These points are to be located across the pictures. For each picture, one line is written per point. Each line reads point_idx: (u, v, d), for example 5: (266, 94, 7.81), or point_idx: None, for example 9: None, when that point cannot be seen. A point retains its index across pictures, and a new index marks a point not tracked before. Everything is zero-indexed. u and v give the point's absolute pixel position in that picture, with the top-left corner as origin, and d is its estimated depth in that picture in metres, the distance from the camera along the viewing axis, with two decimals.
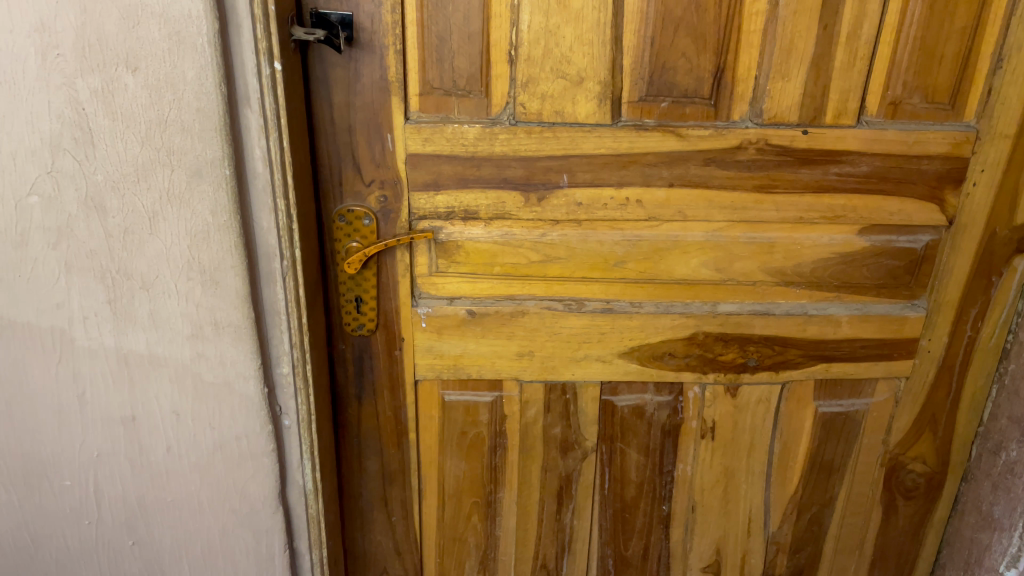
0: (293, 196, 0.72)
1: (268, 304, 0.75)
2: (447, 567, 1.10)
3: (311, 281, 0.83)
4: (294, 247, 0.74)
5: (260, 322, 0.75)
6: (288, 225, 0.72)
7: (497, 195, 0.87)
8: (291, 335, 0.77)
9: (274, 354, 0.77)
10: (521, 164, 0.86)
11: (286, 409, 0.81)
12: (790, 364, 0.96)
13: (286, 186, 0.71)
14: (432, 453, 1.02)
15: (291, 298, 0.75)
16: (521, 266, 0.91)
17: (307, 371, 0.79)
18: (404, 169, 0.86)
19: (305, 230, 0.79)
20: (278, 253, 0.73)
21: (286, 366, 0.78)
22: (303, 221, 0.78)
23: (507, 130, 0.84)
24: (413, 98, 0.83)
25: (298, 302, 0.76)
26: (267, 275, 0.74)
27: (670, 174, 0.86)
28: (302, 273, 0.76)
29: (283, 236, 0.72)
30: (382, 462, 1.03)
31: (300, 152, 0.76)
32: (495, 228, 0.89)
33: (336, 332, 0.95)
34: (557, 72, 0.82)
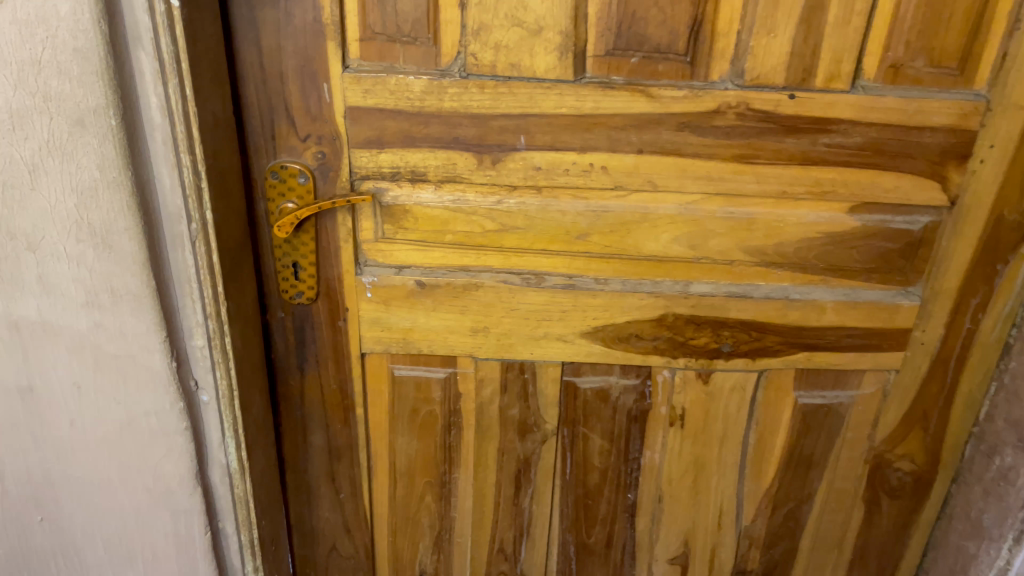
0: (199, 151, 0.65)
1: (177, 271, 0.69)
2: (399, 546, 1.04)
3: (237, 245, 0.76)
4: (202, 208, 0.67)
5: (168, 290, 0.69)
6: (196, 183, 0.65)
7: (447, 156, 0.79)
8: (205, 305, 0.71)
9: (186, 326, 0.71)
10: (474, 123, 0.77)
11: (203, 384, 0.74)
12: (769, 352, 0.88)
13: (191, 141, 0.64)
14: (382, 429, 0.96)
15: (202, 265, 0.69)
16: (474, 236, 0.84)
17: (225, 343, 0.73)
18: (344, 123, 0.78)
19: (227, 191, 0.72)
20: (186, 215, 0.66)
21: (201, 337, 0.72)
22: (223, 182, 0.71)
23: (456, 84, 0.75)
24: (353, 44, 0.75)
25: (210, 269, 0.69)
26: (174, 238, 0.67)
27: (638, 139, 0.77)
28: (216, 237, 0.69)
29: (191, 196, 0.66)
30: (328, 437, 0.97)
31: (217, 104, 0.68)
32: (446, 192, 0.82)
33: (272, 298, 0.88)
34: (512, 19, 0.73)
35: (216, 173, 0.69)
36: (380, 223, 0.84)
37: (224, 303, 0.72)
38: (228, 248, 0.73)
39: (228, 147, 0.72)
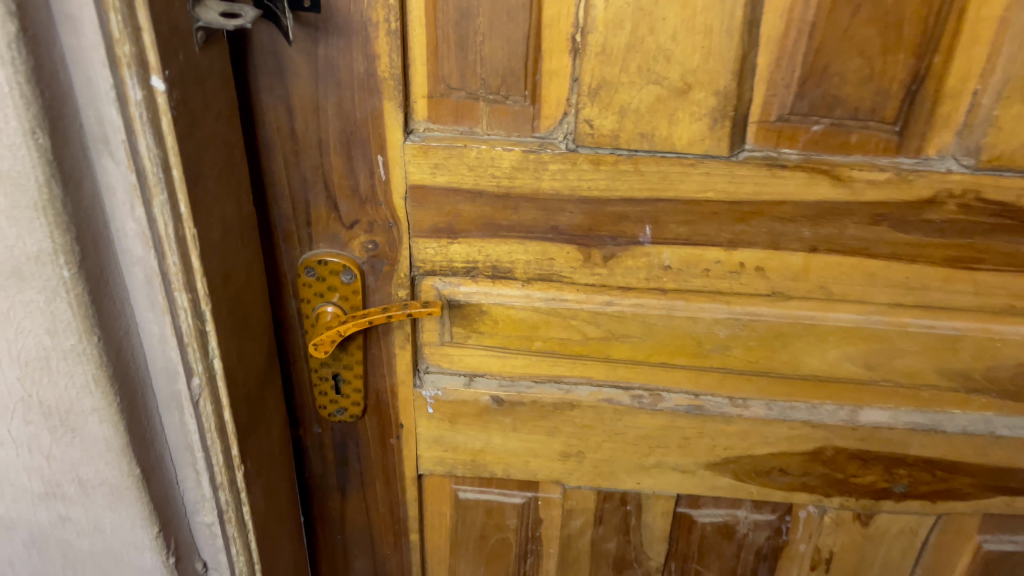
0: (202, 284, 0.45)
1: (175, 437, 0.50)
2: None
3: (263, 374, 0.56)
4: (210, 357, 0.47)
5: (163, 460, 0.50)
6: (200, 327, 0.46)
7: (541, 248, 0.58)
8: (216, 473, 0.52)
9: (189, 501, 0.53)
10: (582, 208, 0.56)
11: (213, 558, 0.56)
12: (956, 495, 0.66)
13: (190, 273, 0.44)
14: (441, 555, 0.77)
15: (211, 426, 0.50)
16: (571, 344, 0.63)
17: (241, 510, 0.55)
18: (403, 206, 0.56)
19: (246, 314, 0.52)
20: (186, 369, 0.47)
21: (211, 510, 0.53)
22: (240, 305, 0.51)
23: (560, 158, 0.54)
24: (419, 101, 0.53)
25: (220, 429, 0.50)
26: (170, 399, 0.48)
27: (812, 234, 0.55)
28: (228, 388, 0.50)
29: (192, 345, 0.46)
30: (375, 561, 0.78)
31: (230, 204, 0.48)
32: (535, 290, 0.60)
33: (304, 411, 0.68)
34: (647, 74, 0.50)
35: (229, 300, 0.49)
36: (447, 325, 0.63)
37: (241, 463, 0.53)
38: (248, 388, 0.53)
39: (247, 252, 0.51)
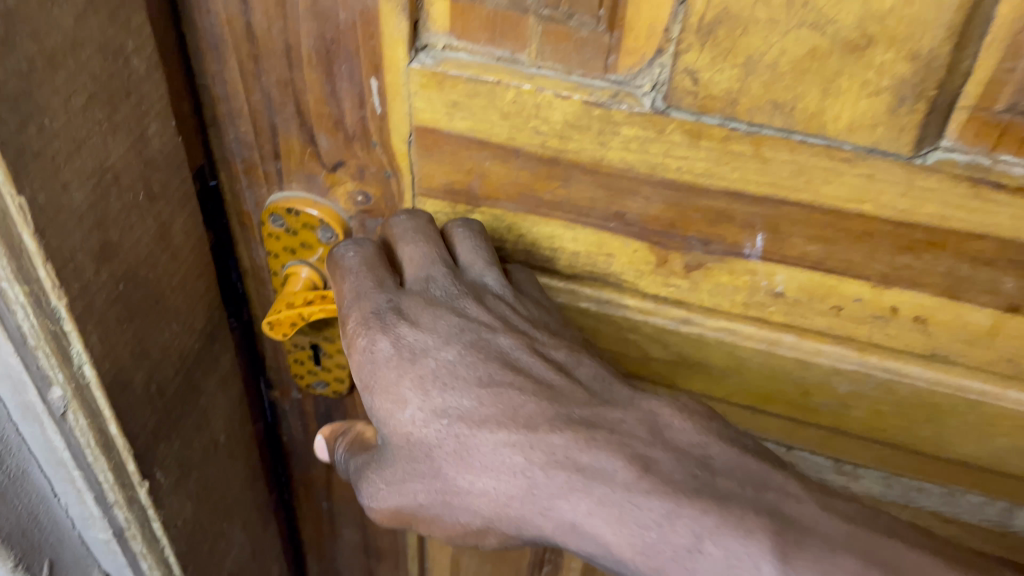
0: (45, 270, 0.29)
1: (39, 452, 0.35)
2: None
3: (194, 360, 0.42)
4: (76, 364, 0.33)
5: (26, 474, 0.35)
6: (51, 327, 0.31)
7: (596, 240, 0.40)
8: (105, 493, 0.38)
9: (73, 519, 0.39)
10: (663, 196, 0.37)
11: None
12: None
13: (22, 257, 0.28)
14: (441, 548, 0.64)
15: (89, 443, 0.35)
16: (627, 361, 0.46)
17: (151, 527, 0.41)
18: (406, 152, 0.39)
19: (156, 293, 0.37)
20: (40, 378, 0.32)
21: (106, 530, 0.39)
22: (141, 286, 0.36)
23: (640, 121, 0.35)
24: (438, 3, 0.34)
25: (103, 444, 0.36)
26: (22, 412, 0.33)
27: (1016, 288, 0.35)
28: (114, 398, 0.35)
29: (42, 348, 0.31)
30: (366, 535, 0.66)
31: (118, 143, 0.32)
32: (581, 287, 0.43)
33: (279, 374, 0.54)
34: (802, 10, 0.30)
35: (115, 284, 0.34)
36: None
37: (145, 478, 0.39)
38: (162, 388, 0.39)
39: (160, 209, 0.36)
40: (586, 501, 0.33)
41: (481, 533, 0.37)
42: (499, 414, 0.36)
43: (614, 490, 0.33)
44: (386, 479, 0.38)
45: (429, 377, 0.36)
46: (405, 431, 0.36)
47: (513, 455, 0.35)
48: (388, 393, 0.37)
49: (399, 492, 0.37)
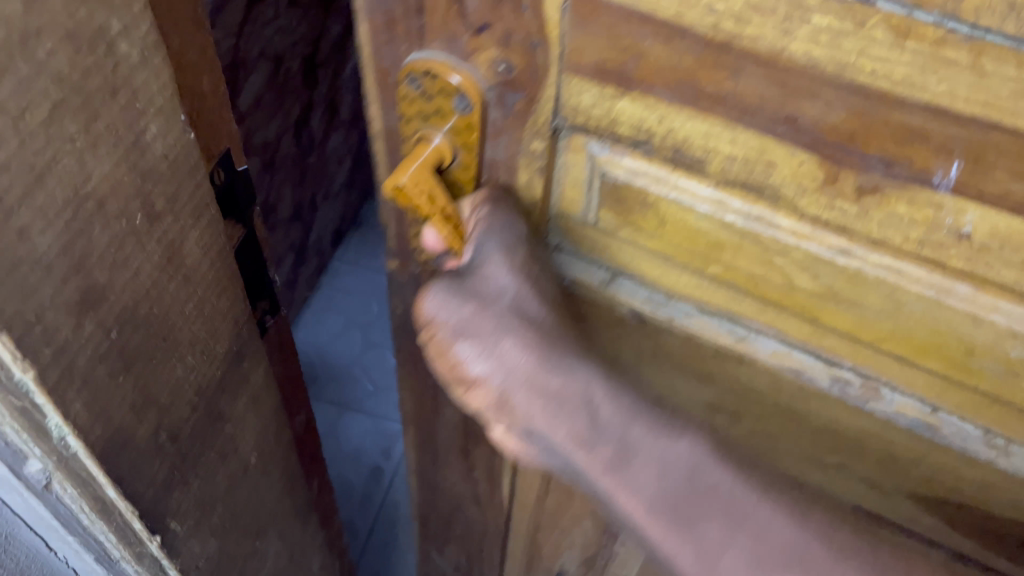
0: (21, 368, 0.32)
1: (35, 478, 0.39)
2: (540, 548, 0.74)
3: (213, 386, 0.46)
4: (57, 434, 0.35)
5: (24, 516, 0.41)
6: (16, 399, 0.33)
7: (758, 147, 0.35)
8: (101, 531, 0.42)
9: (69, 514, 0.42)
10: (847, 103, 0.32)
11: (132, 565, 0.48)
12: None
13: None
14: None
15: (84, 506, 0.40)
16: (767, 287, 0.42)
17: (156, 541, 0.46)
18: (558, 22, 0.35)
19: (165, 325, 0.39)
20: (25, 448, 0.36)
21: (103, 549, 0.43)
22: (140, 325, 0.37)
23: (835, 9, 0.29)
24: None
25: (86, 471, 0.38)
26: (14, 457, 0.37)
27: None
28: (107, 461, 0.38)
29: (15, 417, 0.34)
30: (466, 420, 0.64)
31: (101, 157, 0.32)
32: (730, 199, 0.38)
33: (400, 246, 0.52)
34: None
35: (104, 334, 0.35)
36: (590, 197, 0.43)
37: (155, 530, 0.45)
38: (173, 432, 0.43)
39: (167, 279, 0.38)
40: (604, 394, 0.43)
41: (482, 368, 0.44)
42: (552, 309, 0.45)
43: (630, 397, 0.44)
44: (452, 292, 0.44)
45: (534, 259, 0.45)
46: (497, 281, 0.44)
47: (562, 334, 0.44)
48: (504, 244, 0.43)
49: (458, 300, 0.44)
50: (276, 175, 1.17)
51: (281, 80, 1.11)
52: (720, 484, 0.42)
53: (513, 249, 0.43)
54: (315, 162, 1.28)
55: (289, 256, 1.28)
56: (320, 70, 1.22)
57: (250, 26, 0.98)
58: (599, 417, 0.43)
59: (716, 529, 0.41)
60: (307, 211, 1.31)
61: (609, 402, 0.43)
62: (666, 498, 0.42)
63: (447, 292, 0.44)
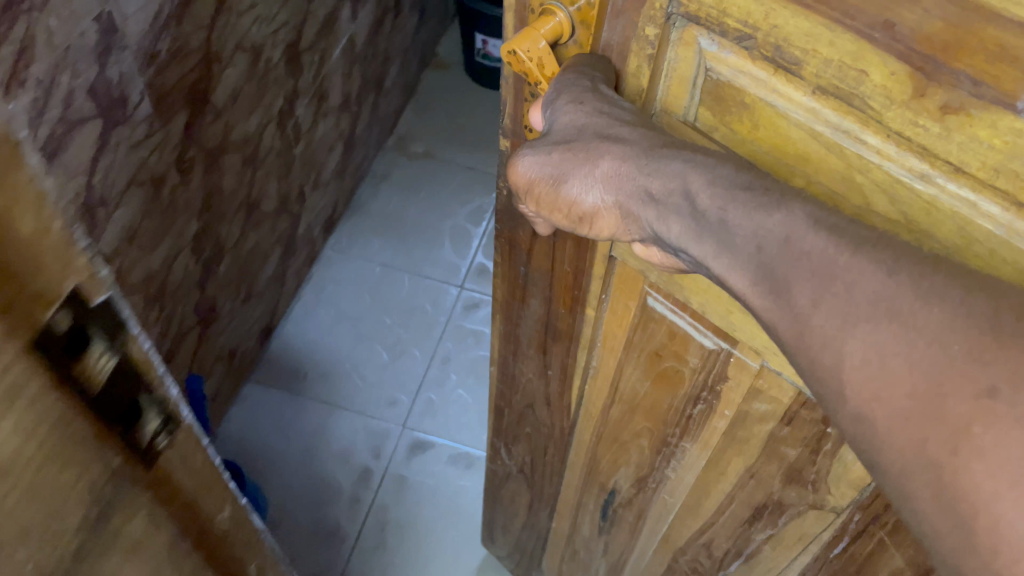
0: None
1: None
2: (599, 462, 0.76)
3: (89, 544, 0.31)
4: None
5: None
6: None
7: (851, 52, 0.36)
8: None
9: None
10: (946, 11, 0.32)
11: None
12: None
13: None
14: (608, 357, 0.64)
15: None
16: (846, 206, 0.42)
17: None
18: None
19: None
20: None
21: None
22: None
23: None
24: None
25: None
26: None
27: None
28: None
29: None
30: (547, 313, 0.66)
31: None
32: (821, 107, 0.39)
33: (513, 125, 0.55)
34: None
35: None
36: (696, 90, 0.44)
37: None
38: None
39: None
40: (696, 177, 0.39)
41: (598, 194, 0.44)
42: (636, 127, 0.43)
43: (727, 171, 0.39)
44: (540, 151, 0.45)
45: (604, 94, 0.44)
46: (577, 120, 0.44)
47: (646, 141, 0.42)
48: (573, 97, 0.44)
49: (541, 157, 0.45)
50: (258, 168, 1.23)
51: (262, 70, 1.15)
52: (815, 248, 0.35)
53: (583, 97, 0.44)
54: (300, 151, 1.35)
55: (276, 249, 1.36)
56: (306, 53, 1.28)
57: (220, 21, 1.00)
58: (695, 207, 0.39)
59: (808, 290, 0.35)
60: (293, 201, 1.38)
61: (702, 184, 0.39)
62: (766, 266, 0.36)
63: (540, 150, 0.45)
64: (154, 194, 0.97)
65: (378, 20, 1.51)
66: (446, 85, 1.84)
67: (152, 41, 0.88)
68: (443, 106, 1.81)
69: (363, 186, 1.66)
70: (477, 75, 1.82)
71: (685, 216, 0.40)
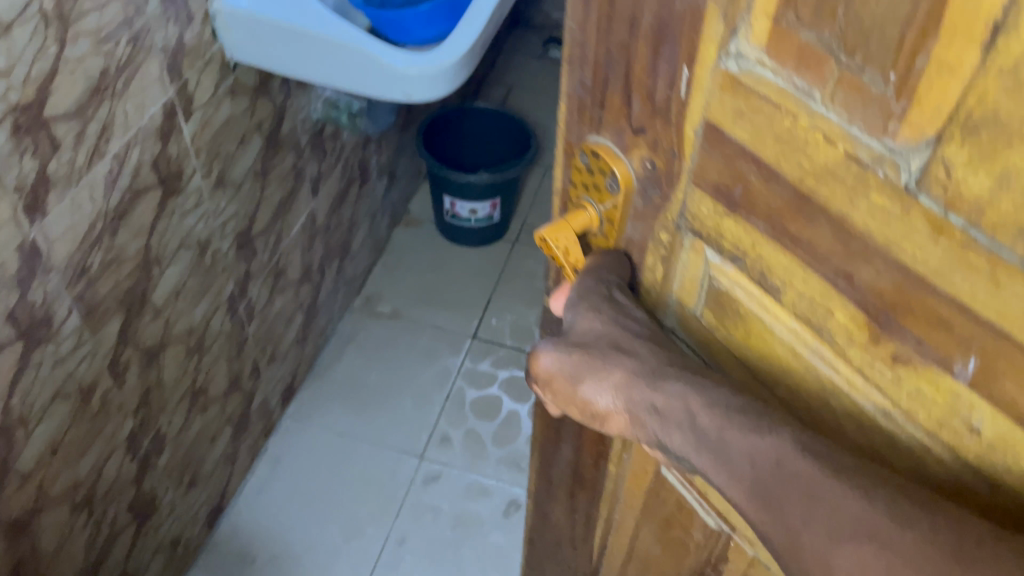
0: None
1: None
2: None
3: None
4: None
5: None
6: None
7: (821, 292, 0.42)
8: None
9: None
10: (891, 274, 0.37)
11: None
12: None
13: None
14: (628, 513, 0.70)
15: None
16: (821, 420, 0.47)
17: None
18: (693, 139, 0.45)
19: None
20: None
21: None
22: None
23: (890, 191, 0.35)
24: (758, 22, 0.37)
25: None
26: None
27: None
28: None
29: None
30: (577, 460, 0.73)
31: None
32: (801, 330, 0.45)
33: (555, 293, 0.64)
34: None
35: None
36: (699, 294, 0.52)
37: None
38: None
39: None
40: (700, 400, 0.45)
41: (609, 397, 0.49)
42: (653, 343, 0.50)
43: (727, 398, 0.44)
44: (565, 349, 0.52)
45: (626, 311, 0.52)
46: (601, 329, 0.51)
47: (658, 358, 0.49)
48: (601, 310, 0.52)
49: (564, 356, 0.52)
50: (204, 356, 1.26)
51: (208, 262, 1.19)
52: (804, 471, 0.40)
53: (601, 309, 0.52)
54: (252, 330, 1.39)
55: (224, 432, 1.39)
56: (259, 235, 1.32)
57: (162, 223, 1.06)
58: (698, 425, 0.44)
59: (798, 512, 0.40)
60: (245, 378, 1.41)
61: (702, 407, 0.44)
62: (760, 483, 0.41)
63: (562, 345, 0.52)
64: (83, 404, 1.00)
65: (341, 192, 1.56)
66: (419, 248, 1.89)
67: (84, 255, 0.93)
68: (411, 266, 1.85)
69: (327, 350, 1.69)
70: (448, 234, 1.88)
71: (687, 433, 0.45)
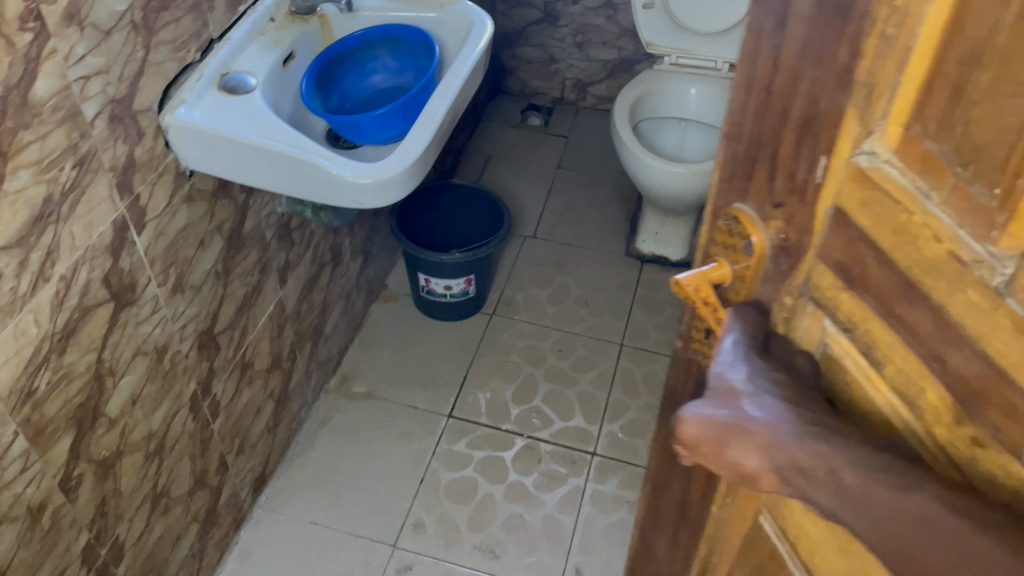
0: None
1: None
2: None
3: None
4: None
5: None
6: None
7: (916, 370, 0.43)
8: None
9: None
10: (976, 368, 0.39)
11: None
12: None
13: None
14: (726, 565, 0.72)
15: None
16: None
17: None
18: (825, 221, 0.47)
19: None
20: None
21: None
22: None
23: (985, 293, 0.37)
24: (892, 127, 0.40)
25: None
26: None
27: None
28: None
29: None
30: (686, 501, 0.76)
31: None
32: (898, 404, 0.46)
33: None
34: None
35: None
36: (817, 358, 0.52)
37: None
38: None
39: None
40: (848, 462, 0.44)
41: (751, 456, 0.48)
42: (801, 400, 0.49)
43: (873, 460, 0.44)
44: (709, 405, 0.51)
45: (770, 372, 0.51)
46: (744, 387, 0.50)
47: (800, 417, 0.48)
48: (745, 368, 0.51)
49: (710, 409, 0.51)
50: (165, 458, 1.21)
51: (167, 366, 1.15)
52: (949, 530, 0.39)
53: (742, 367, 0.51)
54: (218, 426, 1.34)
55: (191, 527, 1.34)
56: (223, 332, 1.28)
57: (115, 333, 1.02)
58: (845, 487, 0.44)
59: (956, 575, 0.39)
60: (211, 474, 1.36)
61: (848, 468, 0.44)
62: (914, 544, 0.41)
63: (703, 404, 0.51)
64: (32, 526, 0.95)
65: (309, 279, 1.53)
66: (395, 319, 1.87)
67: (28, 379, 0.89)
68: (384, 343, 1.82)
69: (300, 434, 1.65)
70: (425, 310, 1.85)
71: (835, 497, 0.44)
